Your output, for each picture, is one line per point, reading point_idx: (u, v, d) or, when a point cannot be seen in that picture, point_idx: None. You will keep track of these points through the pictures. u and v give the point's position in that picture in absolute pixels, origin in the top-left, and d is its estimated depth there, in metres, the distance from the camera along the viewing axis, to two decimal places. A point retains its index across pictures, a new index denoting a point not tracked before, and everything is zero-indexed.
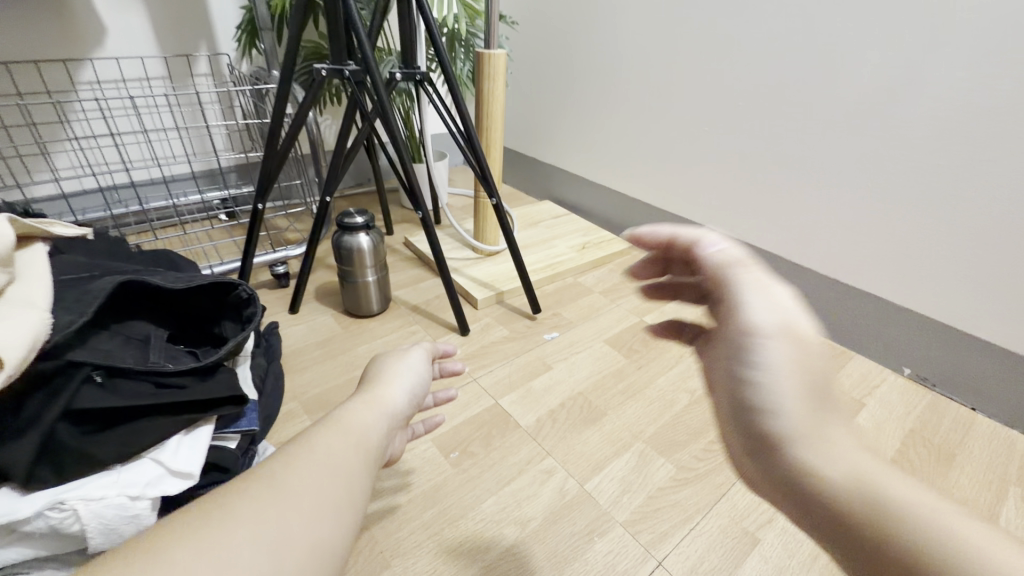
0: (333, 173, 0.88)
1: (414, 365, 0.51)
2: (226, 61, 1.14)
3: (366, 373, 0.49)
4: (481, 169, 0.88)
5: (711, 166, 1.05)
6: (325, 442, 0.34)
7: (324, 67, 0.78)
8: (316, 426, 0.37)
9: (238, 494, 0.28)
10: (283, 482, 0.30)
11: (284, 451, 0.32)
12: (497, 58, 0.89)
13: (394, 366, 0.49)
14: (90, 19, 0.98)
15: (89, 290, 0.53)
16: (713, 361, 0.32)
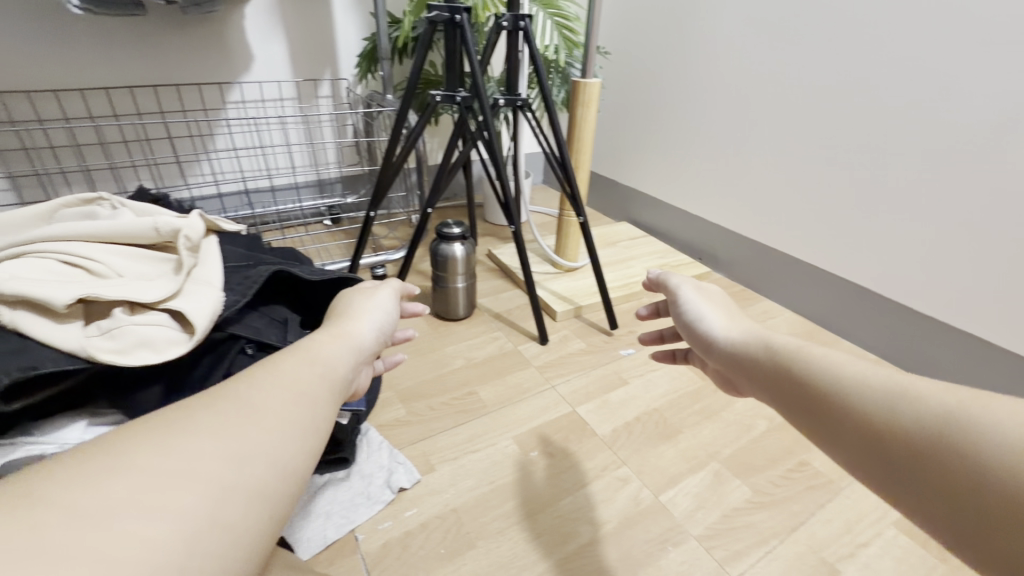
0: (436, 187, 0.97)
1: (382, 301, 0.50)
2: (345, 85, 1.29)
3: (334, 310, 0.48)
4: (571, 189, 0.93)
5: (799, 196, 1.05)
6: (289, 369, 0.35)
7: (438, 94, 0.88)
8: (276, 355, 0.36)
9: (203, 407, 0.29)
10: (247, 400, 0.30)
11: (247, 375, 0.33)
12: (592, 87, 0.95)
13: (363, 303, 0.48)
14: (243, 49, 1.15)
15: (248, 276, 0.63)
16: (692, 323, 0.51)
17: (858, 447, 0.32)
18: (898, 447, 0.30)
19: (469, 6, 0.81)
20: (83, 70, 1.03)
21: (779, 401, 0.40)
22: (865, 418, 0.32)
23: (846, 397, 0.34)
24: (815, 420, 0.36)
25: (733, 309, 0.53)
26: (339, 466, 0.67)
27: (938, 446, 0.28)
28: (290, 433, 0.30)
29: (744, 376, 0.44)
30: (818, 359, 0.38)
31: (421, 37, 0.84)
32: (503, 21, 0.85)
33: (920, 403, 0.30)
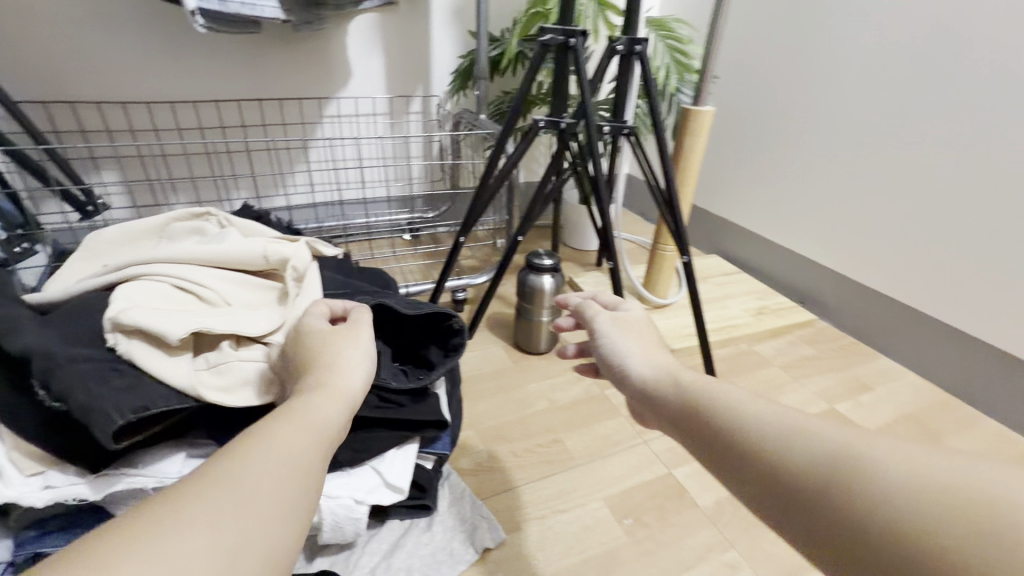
0: (529, 215, 0.92)
1: (363, 342, 0.42)
2: (435, 102, 1.28)
3: (304, 355, 0.41)
4: (677, 225, 0.86)
5: (931, 246, 0.90)
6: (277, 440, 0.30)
7: (542, 119, 0.83)
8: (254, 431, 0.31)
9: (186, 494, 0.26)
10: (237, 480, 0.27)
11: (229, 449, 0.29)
12: (705, 115, 0.87)
13: (339, 344, 0.40)
14: (341, 66, 1.16)
15: None
16: (597, 353, 0.44)
17: (780, 503, 0.26)
18: (827, 506, 0.24)
19: (585, 29, 0.76)
20: (196, 83, 1.07)
21: (688, 440, 0.33)
22: (795, 467, 0.26)
23: (771, 442, 0.28)
24: (736, 468, 0.29)
25: (652, 336, 0.44)
26: (421, 513, 0.62)
27: (867, 504, 0.23)
28: (282, 515, 0.27)
29: (650, 413, 0.38)
30: (731, 397, 0.32)
31: (530, 60, 0.80)
32: (618, 45, 0.80)
33: (837, 450, 0.25)
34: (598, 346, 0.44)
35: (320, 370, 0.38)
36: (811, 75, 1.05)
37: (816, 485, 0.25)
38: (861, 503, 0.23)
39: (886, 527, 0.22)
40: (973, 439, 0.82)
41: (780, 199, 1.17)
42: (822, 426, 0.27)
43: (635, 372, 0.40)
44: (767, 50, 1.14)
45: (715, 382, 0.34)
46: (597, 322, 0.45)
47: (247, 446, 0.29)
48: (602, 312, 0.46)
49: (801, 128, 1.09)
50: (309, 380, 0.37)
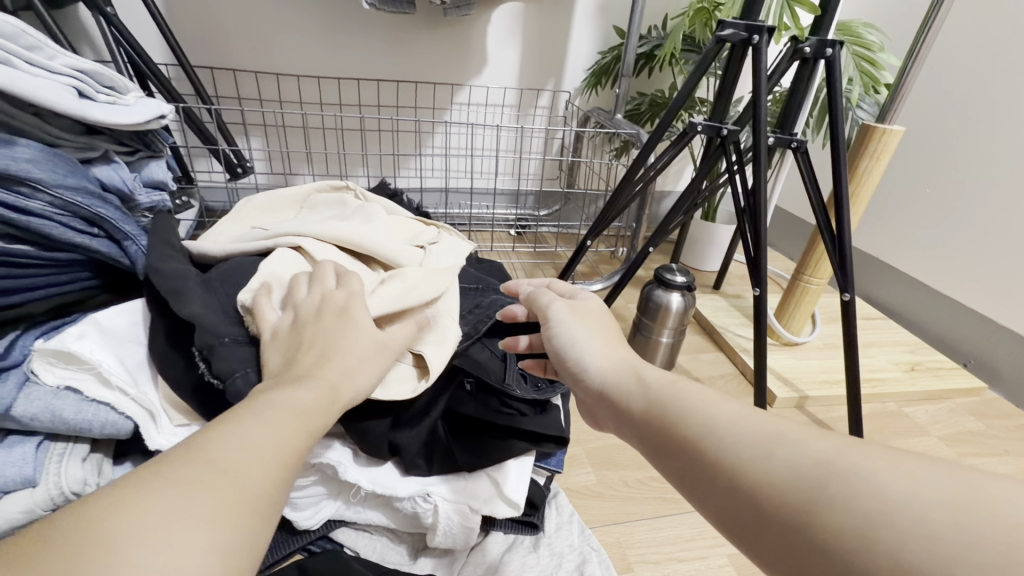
0: (665, 227, 0.85)
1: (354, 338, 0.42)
2: (565, 98, 1.24)
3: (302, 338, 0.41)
4: (843, 258, 0.75)
5: None
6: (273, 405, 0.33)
7: (701, 123, 0.76)
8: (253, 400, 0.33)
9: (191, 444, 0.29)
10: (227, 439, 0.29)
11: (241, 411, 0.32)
12: (894, 135, 0.76)
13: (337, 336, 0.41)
14: (478, 53, 1.15)
15: (484, 305, 0.63)
16: (548, 339, 0.46)
17: (740, 507, 0.29)
18: (789, 515, 0.26)
19: (772, 26, 0.68)
20: (343, 60, 1.10)
21: (647, 443, 0.36)
22: (756, 479, 0.28)
23: (737, 455, 0.30)
24: (698, 476, 0.31)
25: (609, 327, 0.46)
26: (527, 530, 0.58)
27: (835, 516, 0.25)
28: (274, 486, 0.29)
29: (608, 412, 0.40)
30: (695, 402, 0.34)
31: (700, 57, 0.73)
32: (805, 47, 0.71)
33: (806, 460, 0.27)
34: (557, 337, 0.45)
35: (342, 351, 0.40)
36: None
37: (778, 498, 0.27)
38: (817, 512, 0.25)
39: (841, 533, 0.24)
40: None
41: (954, 240, 1.01)
42: (789, 435, 0.29)
43: (591, 365, 0.42)
44: (963, 67, 0.98)
45: (680, 382, 0.37)
46: (551, 312, 0.47)
47: (235, 423, 0.30)
48: (557, 300, 0.47)
49: (999, 160, 0.92)
50: (323, 356, 0.39)
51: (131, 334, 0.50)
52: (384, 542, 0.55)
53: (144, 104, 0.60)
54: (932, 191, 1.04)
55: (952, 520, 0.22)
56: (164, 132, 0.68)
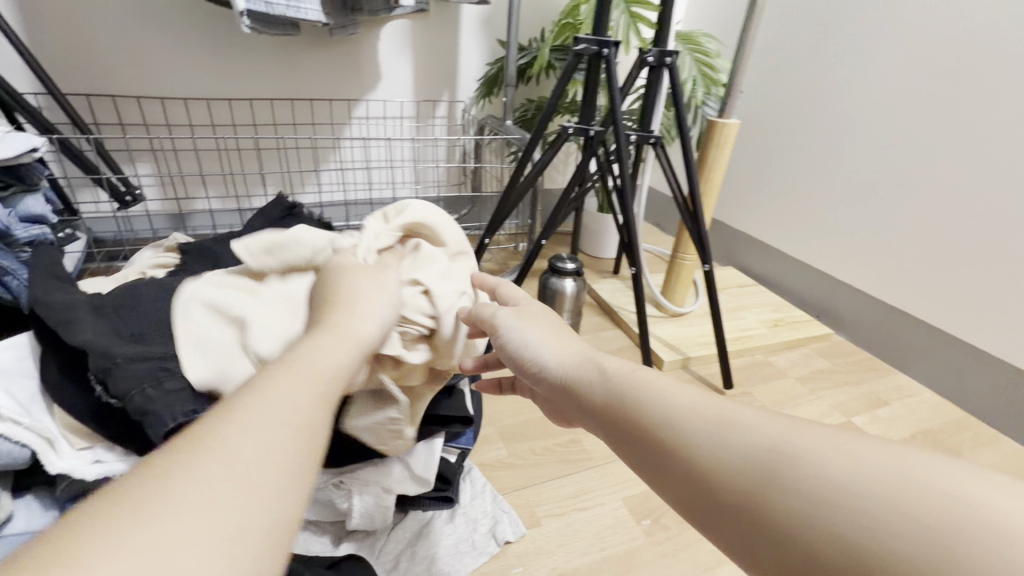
0: (553, 221, 0.93)
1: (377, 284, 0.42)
2: (461, 108, 1.30)
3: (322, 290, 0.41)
4: (700, 234, 0.87)
5: (948, 264, 0.92)
6: (281, 390, 0.28)
7: (572, 126, 0.85)
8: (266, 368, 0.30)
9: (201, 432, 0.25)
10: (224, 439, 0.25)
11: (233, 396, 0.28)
12: (731, 128, 0.89)
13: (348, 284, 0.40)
14: (370, 68, 1.19)
15: None
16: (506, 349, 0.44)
17: (694, 493, 0.29)
18: (742, 500, 0.26)
19: (618, 40, 0.79)
20: (234, 81, 1.10)
21: (609, 432, 0.35)
22: (710, 463, 0.28)
23: (694, 444, 0.29)
24: (657, 462, 0.31)
25: (560, 325, 0.45)
26: (444, 504, 0.63)
27: (786, 502, 0.25)
28: (286, 480, 0.25)
29: (578, 407, 0.38)
30: (654, 389, 0.34)
31: (563, 68, 0.83)
32: (648, 57, 0.82)
33: (761, 445, 0.27)
34: (509, 345, 0.43)
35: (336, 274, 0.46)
36: (836, 91, 1.06)
37: (746, 498, 0.26)
38: (777, 505, 0.25)
39: (805, 531, 0.24)
40: (988, 458, 0.83)
41: (798, 212, 1.19)
42: (740, 421, 0.29)
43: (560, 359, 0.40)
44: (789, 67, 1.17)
45: (641, 375, 0.36)
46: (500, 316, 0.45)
47: (236, 408, 0.27)
48: (502, 309, 0.45)
49: (823, 144, 1.10)
50: (333, 303, 0.38)
51: (20, 367, 0.50)
52: (307, 535, 0.59)
53: (14, 138, 0.59)
54: (778, 173, 1.21)
55: (878, 488, 0.23)
56: (38, 164, 0.66)
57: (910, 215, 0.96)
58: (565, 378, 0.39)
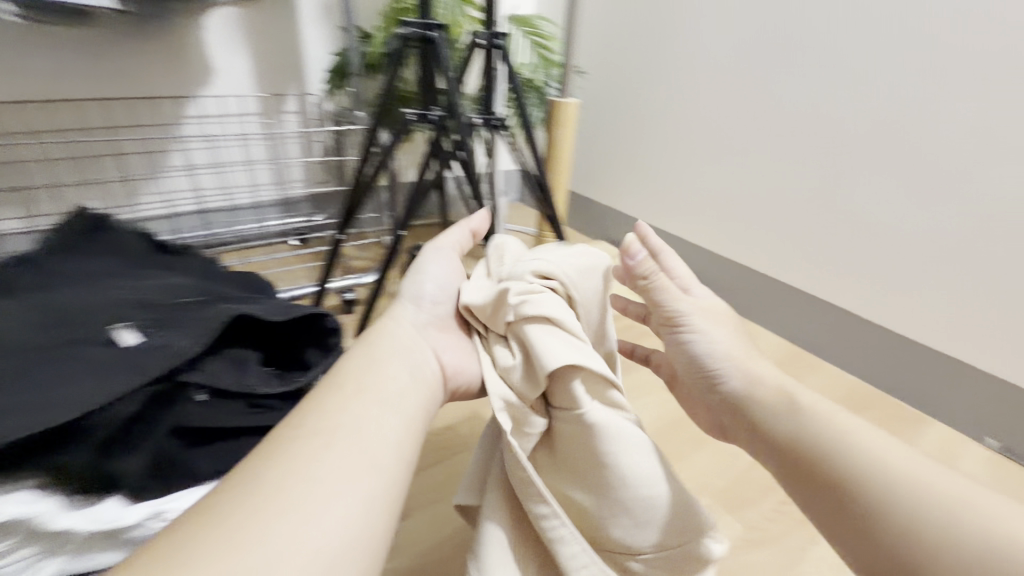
0: (409, 209, 0.92)
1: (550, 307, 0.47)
2: (312, 100, 1.23)
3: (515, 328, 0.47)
4: (550, 210, 0.91)
5: (773, 217, 1.07)
6: (349, 415, 0.42)
7: (411, 113, 0.85)
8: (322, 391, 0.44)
9: (288, 453, 0.38)
10: (300, 459, 0.38)
11: (310, 419, 0.41)
12: (569, 106, 0.94)
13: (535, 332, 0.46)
14: (200, 61, 1.09)
15: (201, 318, 0.57)
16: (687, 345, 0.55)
17: (841, 518, 0.40)
18: (852, 519, 0.40)
19: (444, 23, 0.81)
20: (29, 81, 0.96)
21: (777, 465, 0.46)
22: (860, 495, 0.40)
23: (855, 484, 0.40)
24: (825, 498, 0.42)
25: (711, 332, 0.55)
26: None
27: (926, 534, 0.36)
28: (366, 476, 0.39)
29: (755, 424, 0.49)
30: (822, 426, 0.44)
31: (394, 53, 0.83)
32: (479, 40, 0.84)
33: (900, 477, 0.39)
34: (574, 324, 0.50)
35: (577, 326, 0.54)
36: (676, 74, 1.19)
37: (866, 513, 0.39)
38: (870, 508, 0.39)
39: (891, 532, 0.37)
40: (814, 381, 0.95)
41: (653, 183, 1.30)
42: (890, 458, 0.40)
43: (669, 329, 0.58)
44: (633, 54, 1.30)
45: (824, 411, 0.45)
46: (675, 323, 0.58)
47: (311, 430, 0.40)
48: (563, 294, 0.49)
49: (668, 124, 1.24)
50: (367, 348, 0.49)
51: None
52: None
53: None
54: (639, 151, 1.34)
55: (965, 509, 0.36)
56: None
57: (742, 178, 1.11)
58: (764, 403, 0.48)
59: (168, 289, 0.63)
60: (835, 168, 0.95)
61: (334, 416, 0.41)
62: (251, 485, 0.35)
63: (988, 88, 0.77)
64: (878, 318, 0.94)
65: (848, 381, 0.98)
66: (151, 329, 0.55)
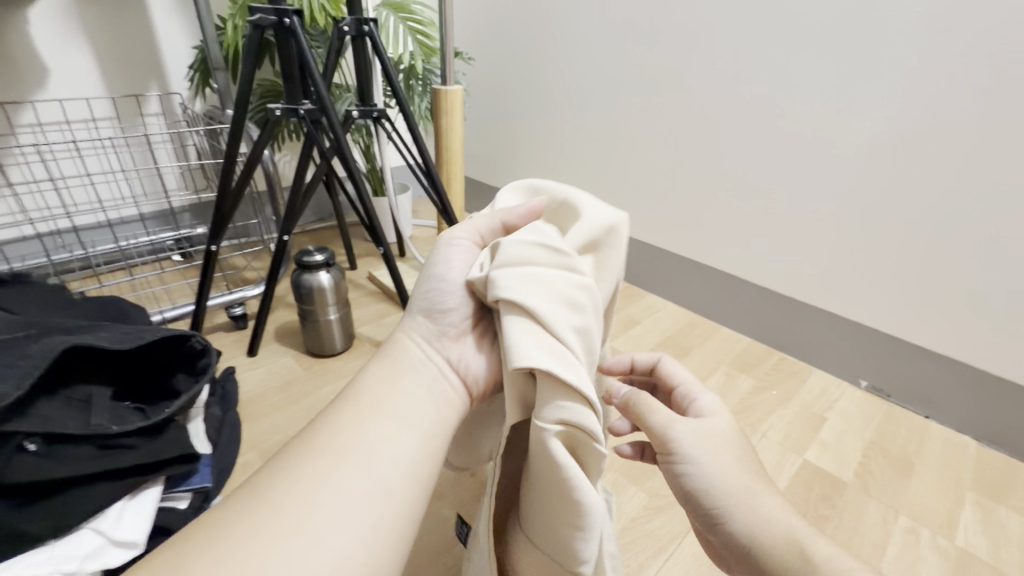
0: (291, 211, 0.86)
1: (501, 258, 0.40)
2: (177, 100, 1.12)
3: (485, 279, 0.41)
4: (442, 201, 0.88)
5: (664, 194, 1.11)
6: (359, 437, 0.36)
7: (277, 107, 0.79)
8: (336, 406, 0.39)
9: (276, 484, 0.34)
10: (301, 493, 0.33)
11: (313, 441, 0.36)
12: (453, 93, 0.91)
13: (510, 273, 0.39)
14: (28, 62, 0.95)
15: (29, 354, 0.50)
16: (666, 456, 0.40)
17: None
18: None
19: (300, 10, 0.75)
20: None
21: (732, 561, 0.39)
22: None
23: None
24: None
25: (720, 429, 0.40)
26: None
27: None
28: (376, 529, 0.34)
29: (698, 519, 0.40)
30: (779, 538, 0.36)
31: (249, 44, 0.76)
32: (345, 26, 0.79)
33: None
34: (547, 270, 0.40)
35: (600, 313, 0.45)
36: (564, 59, 1.21)
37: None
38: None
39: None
40: (711, 346, 1.01)
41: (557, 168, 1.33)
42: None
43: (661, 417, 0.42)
44: (523, 39, 1.30)
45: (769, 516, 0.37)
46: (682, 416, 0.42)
47: (310, 458, 0.35)
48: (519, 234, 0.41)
49: (563, 109, 1.26)
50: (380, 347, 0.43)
51: None
52: None
53: None
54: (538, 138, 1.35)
55: None
56: None
57: (632, 157, 1.14)
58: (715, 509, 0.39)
59: None
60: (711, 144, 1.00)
61: (341, 432, 0.37)
62: (251, 520, 0.32)
63: (823, 62, 0.82)
64: (759, 280, 1.01)
65: (742, 342, 1.04)
66: None
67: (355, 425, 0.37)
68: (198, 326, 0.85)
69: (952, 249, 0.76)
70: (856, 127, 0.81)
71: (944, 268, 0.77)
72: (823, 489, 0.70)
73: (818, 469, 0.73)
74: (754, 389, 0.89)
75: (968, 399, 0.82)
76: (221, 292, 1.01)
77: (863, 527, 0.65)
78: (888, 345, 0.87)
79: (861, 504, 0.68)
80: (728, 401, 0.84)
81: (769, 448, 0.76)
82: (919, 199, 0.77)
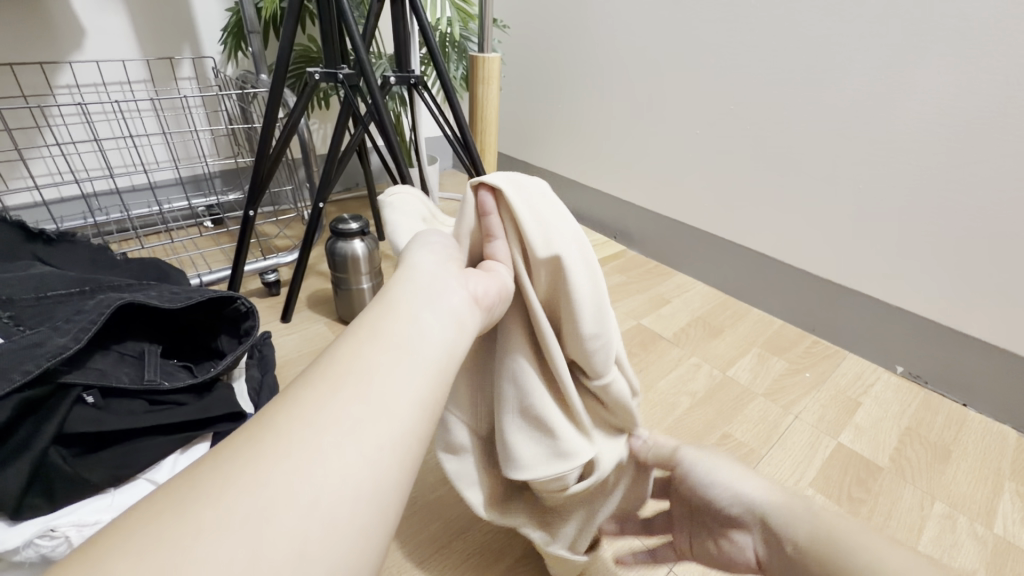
0: (326, 179, 0.85)
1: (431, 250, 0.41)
2: (210, 65, 1.12)
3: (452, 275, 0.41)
4: (478, 172, 0.86)
5: (701, 171, 1.08)
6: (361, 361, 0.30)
7: (317, 71, 0.78)
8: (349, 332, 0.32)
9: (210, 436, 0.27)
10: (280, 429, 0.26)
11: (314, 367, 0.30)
12: (491, 62, 0.89)
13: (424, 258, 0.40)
14: (64, 21, 0.94)
15: (86, 310, 0.51)
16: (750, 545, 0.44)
17: None
18: None
19: None
20: None
21: None
22: None
23: None
24: None
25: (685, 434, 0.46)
26: None
27: None
28: (373, 473, 0.26)
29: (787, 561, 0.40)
30: None
31: (289, 7, 0.75)
32: None
33: None
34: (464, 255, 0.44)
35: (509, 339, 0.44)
36: (600, 30, 1.18)
37: None
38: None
39: None
40: (742, 328, 1.00)
41: (590, 141, 1.31)
42: None
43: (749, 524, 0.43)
44: (559, 8, 1.26)
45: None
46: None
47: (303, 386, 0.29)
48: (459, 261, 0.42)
49: (597, 82, 1.23)
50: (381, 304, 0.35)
51: None
52: None
53: None
54: (573, 112, 1.33)
55: None
56: None
57: (667, 132, 1.12)
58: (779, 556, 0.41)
59: (39, 281, 0.56)
60: (752, 119, 0.96)
61: (367, 349, 0.30)
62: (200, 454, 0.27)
63: (878, 35, 0.77)
64: (794, 262, 0.99)
65: (773, 325, 1.03)
66: (14, 325, 0.50)
67: (404, 334, 0.32)
68: (235, 291, 0.85)
69: (1008, 236, 0.72)
70: (907, 103, 0.77)
71: (999, 255, 0.74)
72: (857, 473, 0.69)
73: (853, 453, 0.72)
74: (787, 371, 0.88)
75: (1011, 384, 0.80)
76: (254, 258, 1.02)
77: (900, 510, 0.63)
78: (930, 332, 0.85)
79: (896, 488, 0.67)
80: (760, 382, 0.84)
81: (803, 430, 0.75)
82: (976, 184, 0.73)
